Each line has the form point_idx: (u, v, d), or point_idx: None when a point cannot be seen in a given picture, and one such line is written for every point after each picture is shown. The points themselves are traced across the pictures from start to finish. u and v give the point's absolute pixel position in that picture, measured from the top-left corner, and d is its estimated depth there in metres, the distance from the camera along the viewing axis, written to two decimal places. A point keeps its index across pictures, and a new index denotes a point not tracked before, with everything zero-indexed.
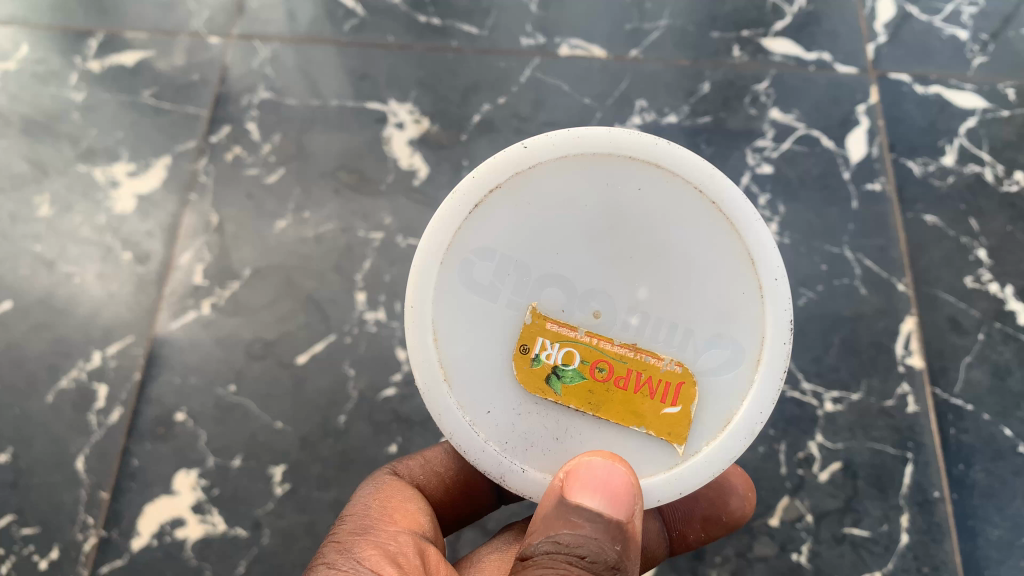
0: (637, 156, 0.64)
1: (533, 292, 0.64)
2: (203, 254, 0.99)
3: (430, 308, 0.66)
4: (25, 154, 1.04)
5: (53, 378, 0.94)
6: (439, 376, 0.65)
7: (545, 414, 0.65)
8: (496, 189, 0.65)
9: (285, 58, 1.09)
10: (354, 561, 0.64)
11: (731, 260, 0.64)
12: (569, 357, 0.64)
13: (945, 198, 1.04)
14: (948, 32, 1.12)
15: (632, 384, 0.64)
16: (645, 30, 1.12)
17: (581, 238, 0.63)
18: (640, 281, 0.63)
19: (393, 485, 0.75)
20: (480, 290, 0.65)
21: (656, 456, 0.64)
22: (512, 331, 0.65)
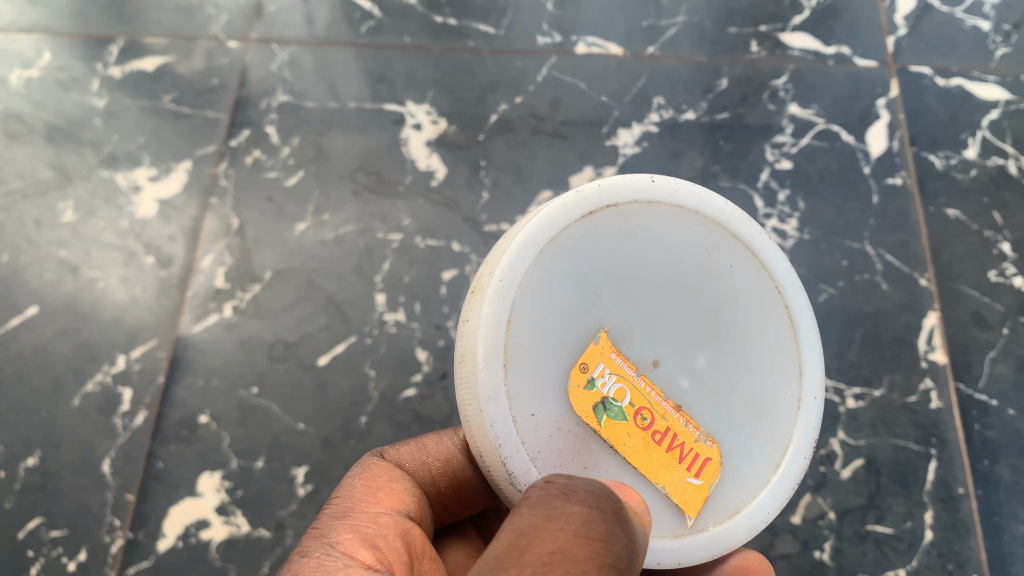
0: (745, 236, 0.64)
1: (609, 321, 0.59)
2: (225, 257, 1.00)
3: (518, 284, 0.58)
4: (49, 160, 1.05)
5: (79, 382, 0.95)
6: (500, 360, 0.56)
7: (581, 438, 0.58)
8: (611, 209, 0.61)
9: (303, 61, 1.10)
10: (327, 545, 0.61)
11: (783, 361, 0.64)
12: (620, 392, 0.59)
13: (968, 191, 1.03)
14: (970, 23, 1.11)
15: (665, 442, 0.60)
16: (663, 27, 1.11)
17: (674, 285, 0.61)
18: (705, 351, 0.61)
19: (380, 467, 0.70)
20: (569, 292, 0.59)
21: (667, 519, 0.61)
22: (580, 346, 0.58)
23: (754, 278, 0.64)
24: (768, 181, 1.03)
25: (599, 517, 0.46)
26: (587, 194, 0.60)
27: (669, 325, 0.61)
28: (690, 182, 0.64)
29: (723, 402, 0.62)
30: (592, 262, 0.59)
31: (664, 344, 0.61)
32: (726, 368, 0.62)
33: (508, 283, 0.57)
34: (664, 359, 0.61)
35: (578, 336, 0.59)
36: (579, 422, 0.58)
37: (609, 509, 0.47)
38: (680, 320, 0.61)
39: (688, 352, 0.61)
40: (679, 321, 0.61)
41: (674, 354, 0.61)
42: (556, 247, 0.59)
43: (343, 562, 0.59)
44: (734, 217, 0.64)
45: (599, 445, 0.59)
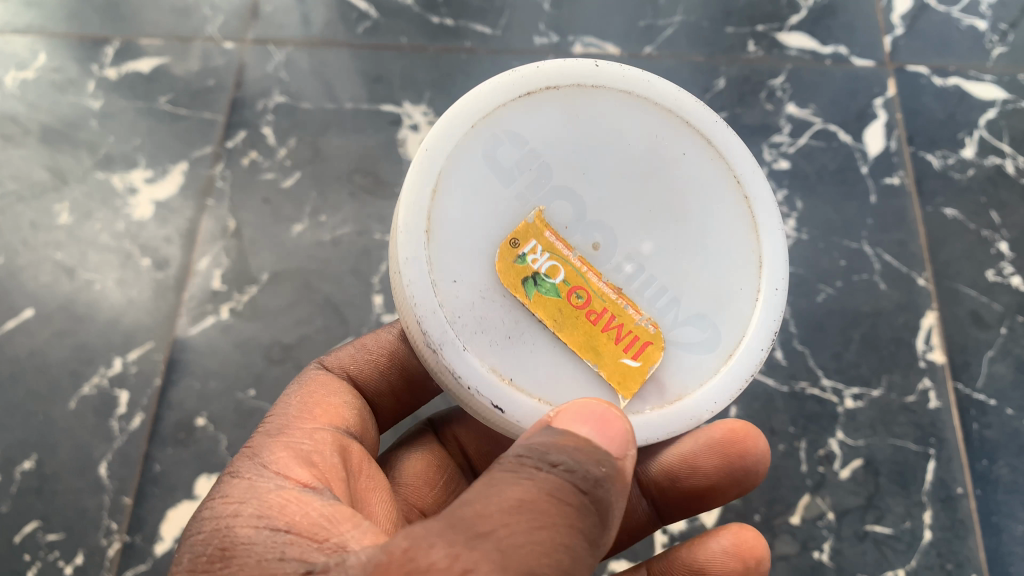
0: (701, 129, 0.68)
1: (544, 198, 0.64)
2: (221, 258, 1.00)
3: (445, 159, 0.63)
4: (45, 162, 1.05)
5: (76, 385, 0.95)
6: (423, 227, 0.61)
7: (509, 306, 0.62)
8: (551, 94, 0.66)
9: (300, 62, 1.10)
10: (260, 466, 0.61)
11: (739, 252, 0.67)
12: (552, 270, 0.63)
13: (966, 190, 1.03)
14: (967, 23, 1.11)
15: (602, 321, 0.62)
16: (660, 27, 1.11)
17: (618, 169, 0.65)
18: (649, 235, 0.65)
19: (320, 380, 0.74)
20: (499, 170, 0.64)
21: (598, 400, 0.62)
22: (511, 221, 0.63)
23: (708, 167, 0.68)
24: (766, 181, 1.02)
25: (576, 488, 0.50)
26: (521, 80, 0.66)
27: (611, 208, 0.65)
28: (639, 72, 0.68)
29: (671, 282, 0.64)
30: (528, 142, 0.65)
31: (606, 225, 0.64)
32: (673, 251, 0.65)
33: (438, 153, 0.63)
34: (605, 239, 0.64)
35: (512, 212, 0.63)
36: (507, 292, 0.62)
37: (591, 476, 0.51)
38: (621, 203, 0.65)
39: (631, 233, 0.64)
40: (620, 203, 0.65)
41: (617, 237, 0.64)
42: (491, 125, 0.65)
43: (272, 480, 0.59)
44: (686, 109, 0.68)
45: (526, 320, 0.62)
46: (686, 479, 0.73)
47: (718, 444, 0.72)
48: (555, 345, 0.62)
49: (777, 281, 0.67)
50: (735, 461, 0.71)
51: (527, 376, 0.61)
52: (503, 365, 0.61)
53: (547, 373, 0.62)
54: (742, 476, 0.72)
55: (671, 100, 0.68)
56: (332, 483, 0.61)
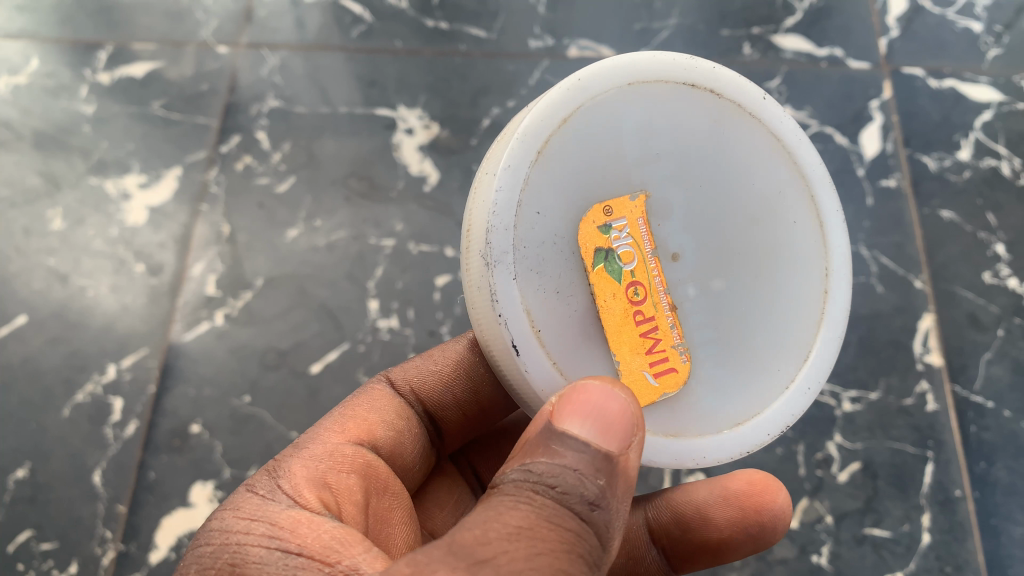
0: (823, 214, 0.65)
1: (652, 186, 0.60)
2: (216, 264, 0.99)
3: (603, 94, 0.59)
4: (37, 168, 1.04)
5: (69, 392, 0.94)
6: (538, 146, 0.57)
7: (571, 266, 0.58)
8: (711, 95, 0.62)
9: (294, 66, 1.09)
10: (275, 483, 0.61)
11: (795, 332, 0.64)
12: (626, 256, 0.59)
13: (962, 192, 1.03)
14: (962, 24, 1.11)
15: (645, 328, 0.59)
16: (655, 30, 1.11)
17: (730, 202, 0.62)
18: (726, 276, 0.61)
19: (373, 394, 0.74)
20: (635, 138, 0.60)
21: None
22: (614, 189, 0.59)
23: (812, 245, 0.64)
24: None
25: (573, 513, 0.50)
26: (699, 70, 0.61)
27: (695, 221, 0.61)
28: (798, 128, 0.65)
29: (732, 317, 0.62)
30: (665, 125, 0.60)
31: (684, 230, 0.61)
32: (743, 287, 0.62)
33: (592, 83, 0.59)
34: (678, 252, 0.61)
35: (610, 178, 0.59)
36: (577, 254, 0.58)
37: (588, 494, 0.51)
38: (707, 224, 0.61)
39: (702, 257, 0.61)
40: (707, 222, 0.61)
41: (688, 253, 0.61)
42: (645, 91, 0.60)
43: (285, 499, 0.59)
44: (819, 187, 0.65)
45: (579, 288, 0.58)
46: (697, 529, 0.73)
47: (735, 497, 0.72)
48: (594, 327, 0.59)
49: (813, 381, 0.64)
50: (751, 516, 0.72)
51: (555, 334, 0.58)
52: (539, 312, 0.57)
53: (575, 343, 0.58)
54: (758, 532, 0.72)
55: (813, 173, 0.65)
56: (345, 508, 0.61)
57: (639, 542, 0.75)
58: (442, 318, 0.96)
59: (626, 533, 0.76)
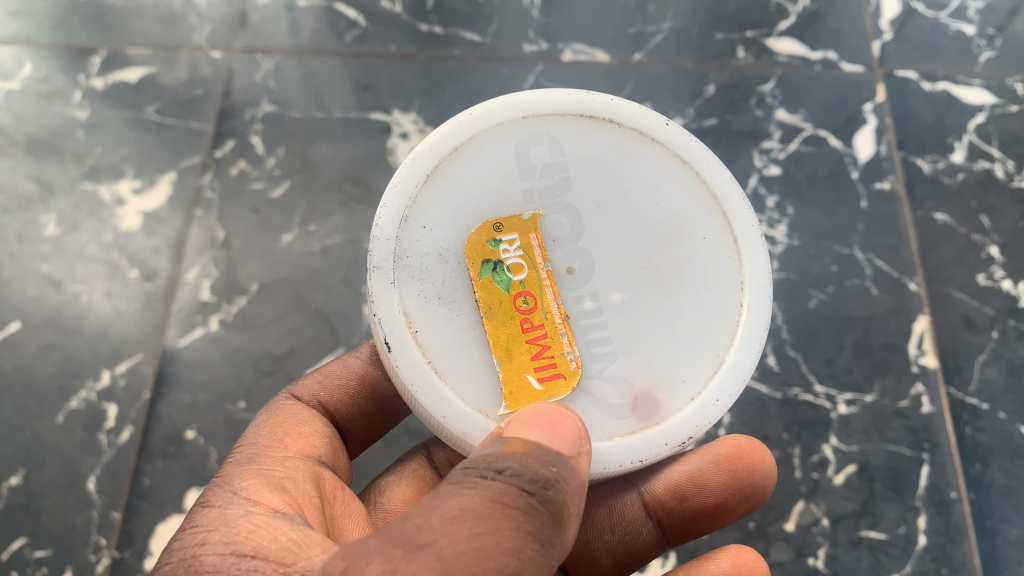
0: (736, 228, 0.69)
1: (547, 205, 0.68)
2: (210, 270, 0.99)
3: (488, 130, 0.70)
4: (31, 174, 1.04)
5: (63, 398, 0.94)
6: (427, 171, 0.68)
7: (457, 275, 0.66)
8: (613, 126, 0.71)
9: (288, 71, 1.09)
10: (231, 493, 0.61)
11: (706, 342, 0.67)
12: (517, 266, 0.66)
13: (956, 195, 1.04)
14: (955, 27, 1.11)
15: (532, 332, 0.65)
16: (649, 34, 1.11)
17: (628, 217, 0.68)
18: (623, 286, 0.66)
19: (288, 409, 0.73)
20: (525, 166, 0.70)
21: (484, 397, 0.64)
22: (506, 210, 0.68)
23: (723, 259, 0.68)
24: (757, 187, 1.02)
25: (522, 492, 0.54)
26: (595, 103, 0.71)
27: (592, 233, 0.68)
28: (706, 152, 0.71)
29: (636, 320, 0.66)
30: (564, 152, 0.70)
31: (579, 239, 0.68)
32: (645, 288, 0.67)
33: (482, 122, 0.70)
34: (575, 261, 0.67)
35: (508, 201, 0.69)
36: (463, 264, 0.66)
37: (537, 478, 0.54)
38: (602, 236, 0.68)
39: (600, 263, 0.67)
40: (604, 233, 0.68)
41: (585, 260, 0.67)
42: (543, 126, 0.71)
43: (240, 507, 0.59)
44: (733, 203, 0.70)
45: (463, 294, 0.66)
46: (692, 496, 0.74)
47: (725, 461, 0.74)
48: (474, 331, 0.65)
49: (726, 394, 0.66)
50: (742, 477, 0.74)
51: (433, 335, 0.65)
52: (417, 314, 0.65)
53: (451, 345, 0.65)
54: (750, 493, 0.75)
55: (724, 188, 0.70)
56: (305, 510, 0.61)
57: (634, 518, 0.76)
58: None
59: (619, 511, 0.77)
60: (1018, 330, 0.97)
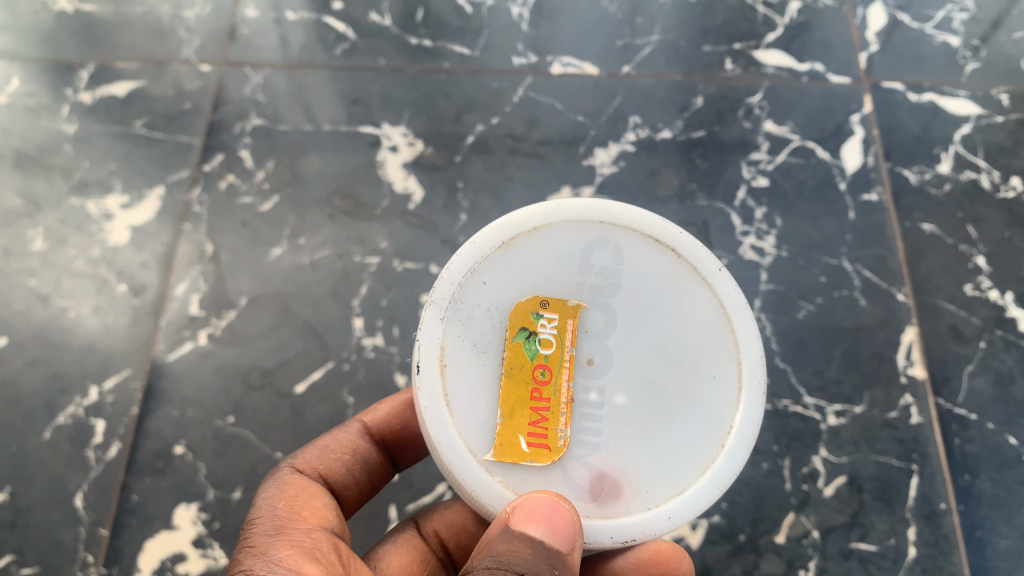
0: (747, 382, 0.66)
1: (593, 301, 0.67)
2: (199, 284, 0.98)
3: (570, 213, 0.69)
4: (18, 189, 1.04)
5: (51, 415, 0.93)
6: (506, 238, 0.68)
7: (493, 331, 0.66)
8: (671, 254, 0.69)
9: (277, 84, 1.10)
10: (269, 563, 0.61)
11: (679, 470, 0.64)
12: (547, 341, 0.65)
13: (942, 205, 1.04)
14: (940, 39, 1.14)
15: (540, 401, 0.64)
16: (637, 46, 1.14)
17: (655, 330, 0.66)
18: (629, 391, 0.65)
19: (298, 484, 0.71)
20: (586, 257, 0.68)
21: (482, 433, 0.64)
22: (552, 289, 0.67)
23: (727, 402, 0.65)
24: (745, 199, 1.04)
25: None
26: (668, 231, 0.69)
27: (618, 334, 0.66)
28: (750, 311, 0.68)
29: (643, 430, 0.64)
30: (625, 261, 0.68)
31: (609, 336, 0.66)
32: (654, 398, 0.65)
33: (568, 213, 0.69)
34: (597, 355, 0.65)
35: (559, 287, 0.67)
36: (503, 324, 0.66)
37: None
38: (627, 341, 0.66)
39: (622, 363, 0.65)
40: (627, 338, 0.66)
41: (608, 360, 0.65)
42: (615, 234, 0.69)
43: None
44: (752, 360, 0.66)
45: (494, 348, 0.66)
46: None
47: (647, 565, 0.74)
48: (491, 385, 0.65)
49: (675, 519, 0.63)
50: None
51: (457, 375, 0.65)
52: (451, 356, 0.65)
53: (469, 390, 0.64)
54: None
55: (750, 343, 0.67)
56: None
57: None
58: None
59: None
60: (1006, 340, 0.97)
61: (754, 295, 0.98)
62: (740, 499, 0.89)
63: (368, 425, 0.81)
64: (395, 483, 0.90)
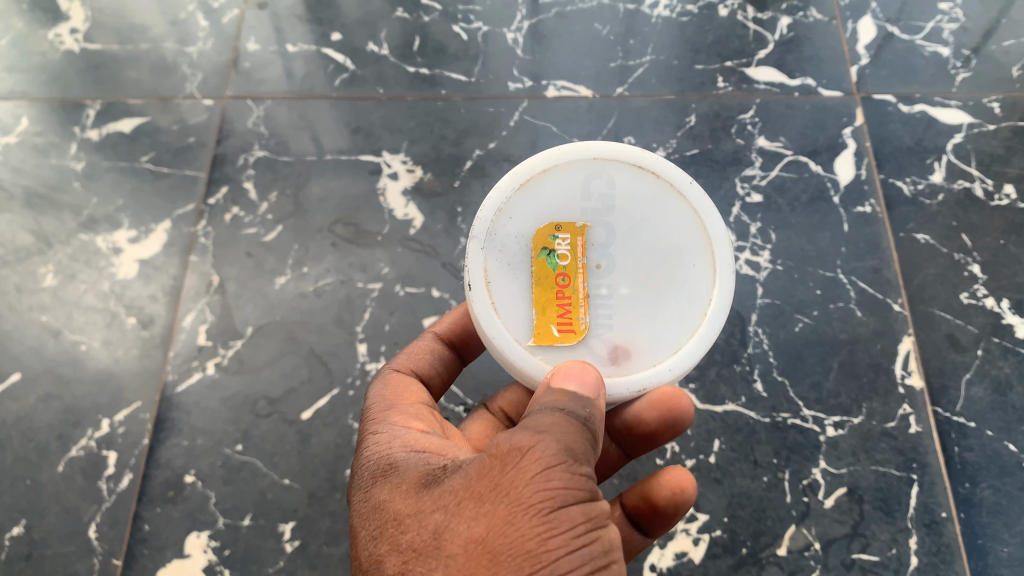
0: (719, 260, 0.70)
1: (598, 220, 0.69)
2: (206, 314, 1.00)
3: (567, 155, 0.71)
4: (29, 227, 1.06)
5: (63, 448, 0.93)
6: (521, 182, 0.70)
7: (523, 250, 0.69)
8: (654, 178, 0.71)
9: (279, 116, 1.13)
10: (394, 425, 0.70)
11: (672, 340, 0.69)
12: (565, 255, 0.68)
13: (936, 215, 1.05)
14: (930, 50, 1.17)
15: (565, 301, 0.68)
16: (631, 67, 1.17)
17: (646, 231, 0.70)
18: (632, 283, 0.69)
19: (397, 377, 0.77)
20: (589, 185, 0.71)
21: (522, 327, 0.68)
22: (564, 215, 0.70)
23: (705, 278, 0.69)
24: (739, 215, 1.06)
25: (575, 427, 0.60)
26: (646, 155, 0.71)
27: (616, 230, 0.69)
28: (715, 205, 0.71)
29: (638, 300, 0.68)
30: (617, 186, 0.70)
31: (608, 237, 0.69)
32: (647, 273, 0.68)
33: (567, 156, 0.71)
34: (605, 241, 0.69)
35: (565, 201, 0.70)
36: (529, 245, 0.69)
37: (582, 422, 0.60)
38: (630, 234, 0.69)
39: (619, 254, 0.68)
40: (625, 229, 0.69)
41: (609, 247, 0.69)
42: (605, 166, 0.71)
43: (407, 431, 0.68)
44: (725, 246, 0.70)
45: (526, 264, 0.69)
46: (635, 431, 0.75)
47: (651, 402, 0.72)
48: (527, 292, 0.68)
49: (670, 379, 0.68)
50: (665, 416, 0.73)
51: (502, 291, 0.68)
52: (495, 280, 0.68)
53: (511, 300, 0.68)
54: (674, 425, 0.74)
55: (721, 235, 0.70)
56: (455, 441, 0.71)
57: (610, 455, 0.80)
58: None
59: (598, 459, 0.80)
60: (1003, 347, 0.98)
61: (750, 309, 1.00)
62: (740, 512, 0.90)
63: (440, 333, 0.83)
64: None
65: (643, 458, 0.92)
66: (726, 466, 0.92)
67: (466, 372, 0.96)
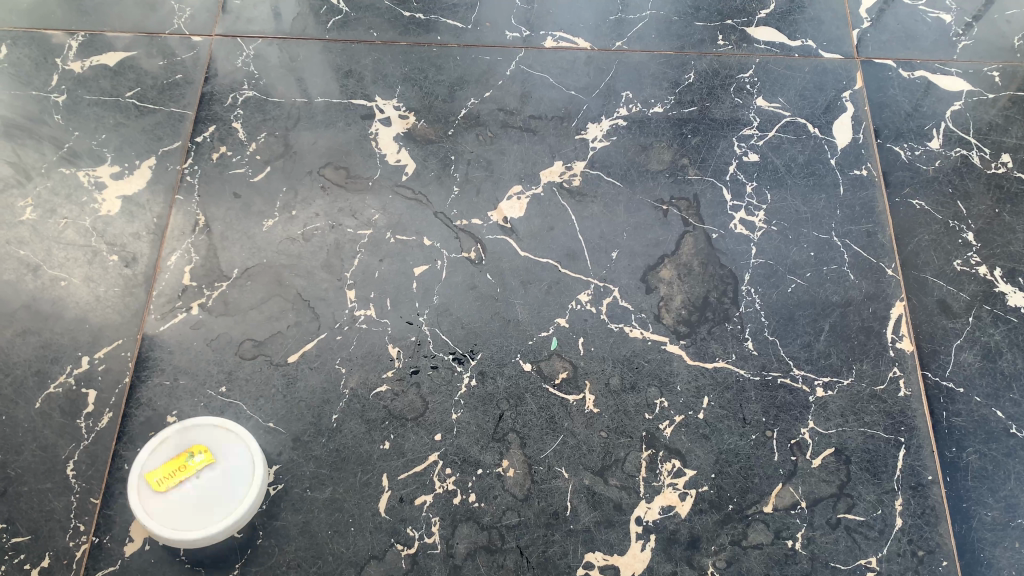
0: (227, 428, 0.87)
1: (183, 445, 0.85)
2: (191, 255, 0.98)
3: (160, 449, 0.85)
4: (8, 157, 1.03)
5: (41, 385, 0.91)
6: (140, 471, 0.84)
7: (145, 484, 0.83)
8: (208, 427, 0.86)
9: (268, 56, 1.10)
10: None
11: (219, 479, 0.84)
12: (171, 461, 0.84)
13: (932, 181, 1.05)
14: (933, 15, 1.16)
15: (183, 469, 0.84)
16: (630, 22, 1.14)
17: (199, 488, 0.83)
18: (206, 479, 0.83)
19: None
20: (175, 435, 0.86)
21: (183, 507, 0.82)
22: (177, 448, 0.85)
23: (238, 458, 0.85)
24: (735, 174, 1.05)
25: None
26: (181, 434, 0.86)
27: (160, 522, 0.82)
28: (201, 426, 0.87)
29: (213, 475, 0.84)
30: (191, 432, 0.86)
31: (201, 488, 0.83)
32: (195, 519, 0.82)
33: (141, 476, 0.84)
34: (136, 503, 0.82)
35: (156, 456, 0.85)
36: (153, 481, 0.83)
37: None
38: (176, 510, 0.82)
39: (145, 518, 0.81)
40: (169, 504, 0.82)
41: (180, 493, 0.83)
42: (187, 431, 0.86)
43: None
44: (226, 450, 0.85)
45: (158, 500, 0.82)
46: None
47: None
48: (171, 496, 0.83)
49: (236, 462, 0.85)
50: None
51: (172, 506, 0.82)
52: (162, 514, 0.82)
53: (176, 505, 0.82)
54: None
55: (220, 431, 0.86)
56: None
57: None
58: (420, 307, 0.96)
59: None
60: (993, 315, 0.98)
61: (743, 268, 0.99)
62: (728, 469, 0.89)
63: None
64: (387, 452, 0.89)
65: (632, 412, 0.92)
66: (715, 423, 0.91)
67: (457, 322, 0.95)
